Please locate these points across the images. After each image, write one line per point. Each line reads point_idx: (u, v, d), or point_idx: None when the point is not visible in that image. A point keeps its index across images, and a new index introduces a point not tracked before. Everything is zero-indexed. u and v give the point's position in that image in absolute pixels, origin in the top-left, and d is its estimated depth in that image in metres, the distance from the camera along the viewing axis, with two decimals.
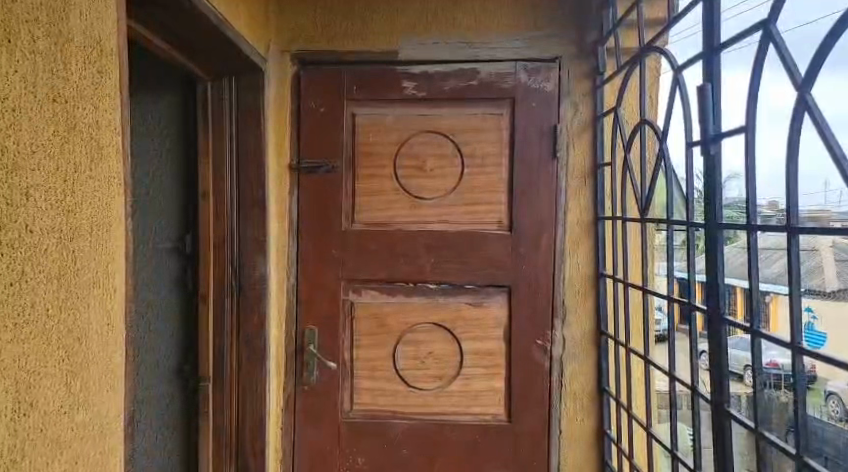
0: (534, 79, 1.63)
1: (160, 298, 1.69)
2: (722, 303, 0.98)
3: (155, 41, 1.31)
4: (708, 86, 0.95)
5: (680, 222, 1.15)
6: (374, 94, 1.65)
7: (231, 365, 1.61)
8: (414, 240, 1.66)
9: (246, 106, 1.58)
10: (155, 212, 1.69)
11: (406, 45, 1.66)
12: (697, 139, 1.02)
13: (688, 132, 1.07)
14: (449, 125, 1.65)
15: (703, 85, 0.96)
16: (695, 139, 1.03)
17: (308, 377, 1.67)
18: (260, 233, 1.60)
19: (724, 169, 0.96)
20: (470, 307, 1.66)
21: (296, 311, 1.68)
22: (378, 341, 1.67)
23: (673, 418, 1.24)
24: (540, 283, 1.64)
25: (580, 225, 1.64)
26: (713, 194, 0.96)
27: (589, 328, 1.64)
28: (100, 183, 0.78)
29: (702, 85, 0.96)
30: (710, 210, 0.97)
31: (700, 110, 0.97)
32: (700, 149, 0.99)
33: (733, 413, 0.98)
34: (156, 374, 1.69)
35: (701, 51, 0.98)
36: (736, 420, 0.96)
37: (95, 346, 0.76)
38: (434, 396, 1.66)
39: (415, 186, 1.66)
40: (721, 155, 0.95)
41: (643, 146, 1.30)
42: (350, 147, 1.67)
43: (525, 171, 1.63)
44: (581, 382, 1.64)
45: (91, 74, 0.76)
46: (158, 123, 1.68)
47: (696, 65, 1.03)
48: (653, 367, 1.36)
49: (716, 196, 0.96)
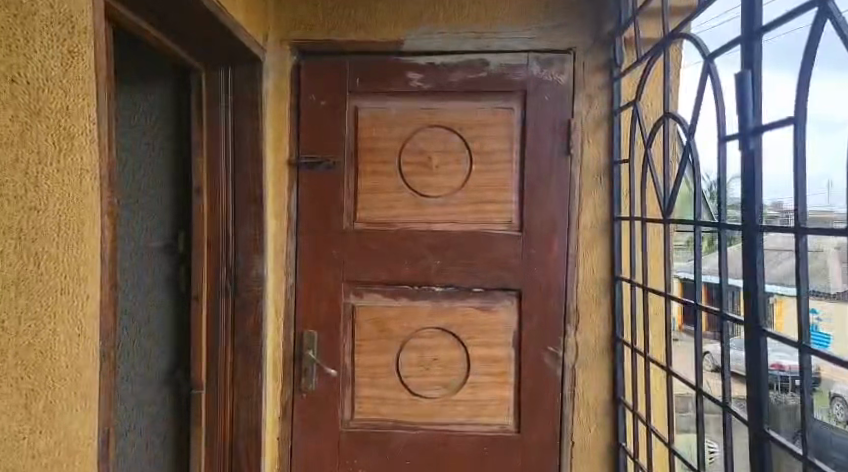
0: (546, 71, 1.54)
1: (151, 300, 1.61)
2: (761, 311, 0.85)
3: (157, 34, 1.26)
4: (748, 73, 0.84)
5: (707, 223, 1.05)
6: (377, 87, 1.57)
7: (225, 371, 1.53)
8: (418, 240, 1.57)
9: (241, 96, 1.50)
10: (148, 209, 1.61)
11: (412, 35, 1.57)
12: (734, 133, 0.91)
13: (721, 125, 0.96)
14: (456, 119, 1.56)
15: (742, 73, 0.85)
16: (730, 132, 0.93)
17: (306, 384, 1.59)
18: (256, 231, 1.52)
19: (763, 167, 0.84)
20: (477, 311, 1.57)
21: (294, 314, 1.60)
22: (379, 347, 1.59)
23: (699, 435, 1.14)
24: (551, 287, 1.55)
25: (594, 225, 1.55)
26: (752, 190, 0.84)
27: (603, 334, 1.55)
28: (69, 177, 0.70)
29: (741, 73, 0.85)
30: (750, 209, 0.85)
31: (737, 100, 0.86)
32: (737, 141, 0.88)
33: (774, 435, 0.85)
34: (146, 379, 1.61)
35: (739, 35, 0.87)
36: (777, 443, 0.83)
37: (62, 360, 0.69)
38: (438, 405, 1.58)
39: (420, 184, 1.57)
40: (761, 150, 0.84)
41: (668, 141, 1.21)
42: (352, 141, 1.58)
43: (536, 169, 1.55)
44: (594, 390, 1.56)
45: (59, 55, 0.69)
46: (151, 115, 1.59)
47: (732, 50, 0.93)
48: (675, 378, 1.27)
49: (756, 194, 0.84)
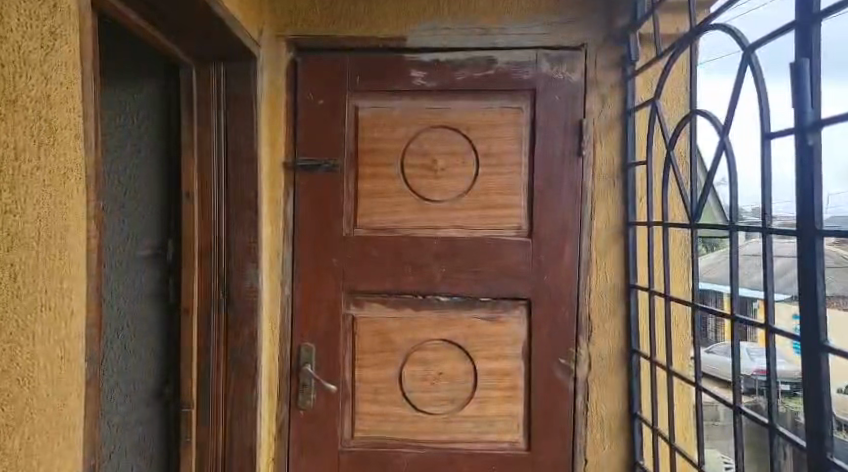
0: (556, 69, 1.47)
1: (137, 312, 1.50)
2: (822, 326, 0.78)
3: (157, 36, 1.23)
4: (805, 62, 0.77)
5: (751, 226, 0.97)
6: (379, 85, 1.48)
7: (218, 388, 1.43)
8: (422, 247, 1.49)
9: (235, 94, 1.40)
10: (133, 214, 1.50)
11: (415, 31, 1.49)
12: (784, 128, 0.84)
13: (765, 121, 0.91)
14: (462, 120, 1.49)
15: (798, 61, 0.79)
16: (778, 129, 0.87)
17: (303, 401, 1.49)
18: (252, 239, 1.42)
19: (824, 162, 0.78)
20: (485, 321, 1.49)
21: (291, 327, 1.50)
22: (382, 360, 1.50)
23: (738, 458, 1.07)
24: (563, 296, 1.48)
25: (607, 230, 1.48)
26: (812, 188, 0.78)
27: (617, 345, 1.48)
28: (51, 177, 0.61)
29: (797, 61, 0.78)
30: (809, 211, 0.79)
31: (791, 91, 0.79)
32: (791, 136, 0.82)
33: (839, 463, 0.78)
34: (130, 398, 1.50)
35: (793, 20, 0.80)
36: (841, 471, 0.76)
37: (42, 386, 0.59)
38: (443, 422, 1.49)
39: (424, 188, 1.49)
40: (821, 146, 0.78)
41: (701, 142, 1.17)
42: (352, 143, 1.50)
43: (546, 171, 1.47)
44: (608, 404, 1.48)
45: (39, 35, 0.60)
46: (137, 114, 1.49)
47: (780, 39, 0.87)
48: (705, 393, 1.22)
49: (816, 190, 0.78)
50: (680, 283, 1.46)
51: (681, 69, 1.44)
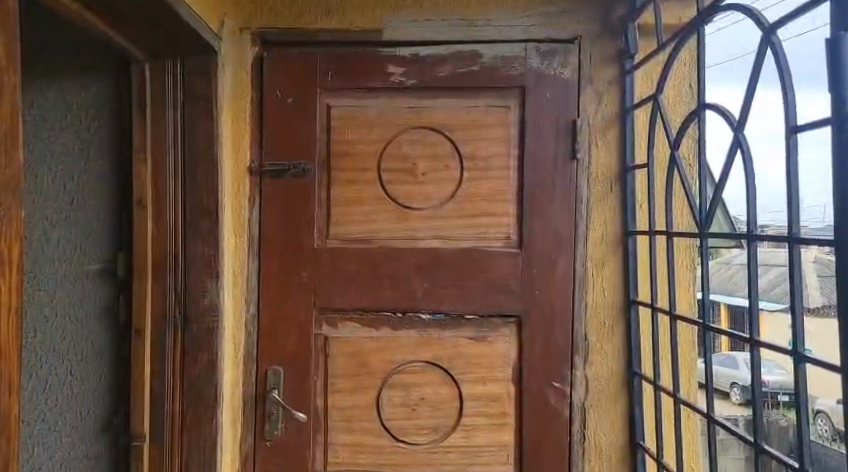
0: (549, 63, 1.34)
1: (85, 334, 1.35)
2: None
3: (99, 25, 1.09)
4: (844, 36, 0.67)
5: (776, 238, 0.86)
6: (354, 82, 1.35)
7: (174, 418, 1.29)
8: (402, 260, 1.35)
9: (193, 92, 1.27)
10: (78, 226, 1.35)
11: (393, 23, 1.36)
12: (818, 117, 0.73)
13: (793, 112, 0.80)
14: (445, 120, 1.36)
15: (834, 36, 0.68)
16: (809, 120, 0.76)
17: (270, 431, 1.34)
18: (212, 251, 1.28)
19: None
20: (471, 341, 1.35)
21: (256, 350, 1.36)
22: (358, 385, 1.35)
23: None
24: (557, 313, 1.34)
25: (605, 240, 1.35)
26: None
27: (616, 367, 1.34)
28: None
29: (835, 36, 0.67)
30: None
31: (827, 73, 0.69)
32: (827, 129, 0.71)
33: None
34: (75, 432, 1.35)
35: None
36: None
37: None
38: (426, 453, 1.35)
39: (403, 194, 1.36)
40: None
41: (713, 144, 1.07)
42: (325, 145, 1.36)
43: (537, 175, 1.34)
44: (608, 433, 1.34)
45: None
46: (85, 114, 1.35)
47: (811, 15, 0.76)
48: (718, 426, 1.09)
49: None
50: (687, 298, 1.33)
51: (684, 62, 1.32)
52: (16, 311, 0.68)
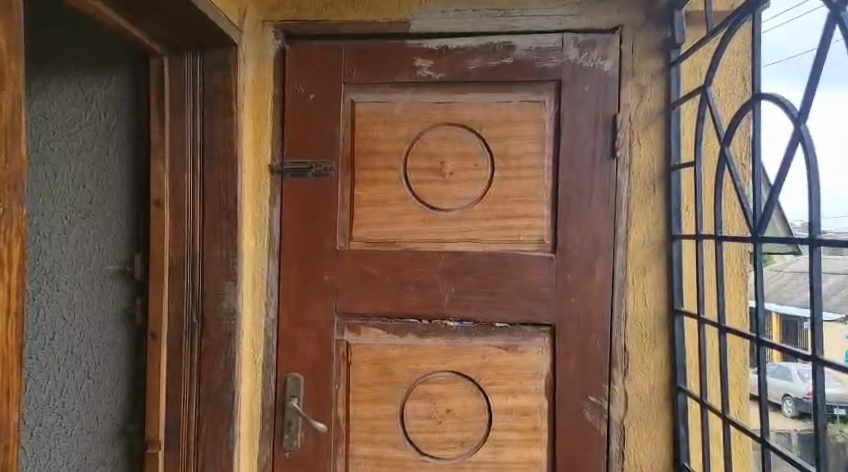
0: (587, 55, 1.26)
1: (102, 337, 1.31)
2: None
3: (110, 16, 1.04)
4: None
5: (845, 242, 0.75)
6: (379, 77, 1.29)
7: (189, 425, 1.24)
8: (429, 264, 1.28)
9: (212, 87, 1.22)
10: (95, 227, 1.32)
11: (421, 14, 1.29)
12: None
13: None
14: (475, 116, 1.28)
15: None
16: None
17: (288, 442, 1.28)
18: (230, 253, 1.23)
19: None
20: (500, 351, 1.27)
21: (274, 356, 1.30)
22: (381, 395, 1.29)
23: None
24: (593, 323, 1.25)
25: (647, 244, 1.25)
26: None
27: (658, 382, 1.25)
28: None
29: None
30: None
31: None
32: None
33: None
34: (90, 438, 1.31)
35: None
36: None
37: None
38: (453, 468, 1.27)
39: (430, 195, 1.29)
40: None
41: (768, 140, 0.97)
42: (348, 143, 1.30)
43: (573, 174, 1.26)
44: (649, 452, 1.24)
45: None
46: (104, 113, 1.31)
47: None
48: (774, 453, 0.97)
49: None
50: (737, 308, 1.23)
51: (736, 52, 1.22)
52: (17, 313, 0.62)
